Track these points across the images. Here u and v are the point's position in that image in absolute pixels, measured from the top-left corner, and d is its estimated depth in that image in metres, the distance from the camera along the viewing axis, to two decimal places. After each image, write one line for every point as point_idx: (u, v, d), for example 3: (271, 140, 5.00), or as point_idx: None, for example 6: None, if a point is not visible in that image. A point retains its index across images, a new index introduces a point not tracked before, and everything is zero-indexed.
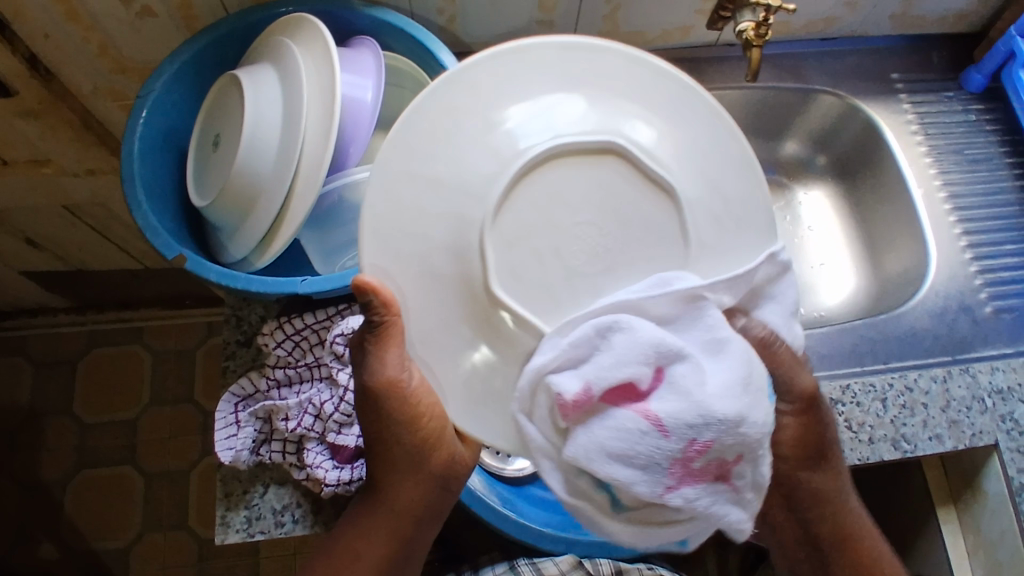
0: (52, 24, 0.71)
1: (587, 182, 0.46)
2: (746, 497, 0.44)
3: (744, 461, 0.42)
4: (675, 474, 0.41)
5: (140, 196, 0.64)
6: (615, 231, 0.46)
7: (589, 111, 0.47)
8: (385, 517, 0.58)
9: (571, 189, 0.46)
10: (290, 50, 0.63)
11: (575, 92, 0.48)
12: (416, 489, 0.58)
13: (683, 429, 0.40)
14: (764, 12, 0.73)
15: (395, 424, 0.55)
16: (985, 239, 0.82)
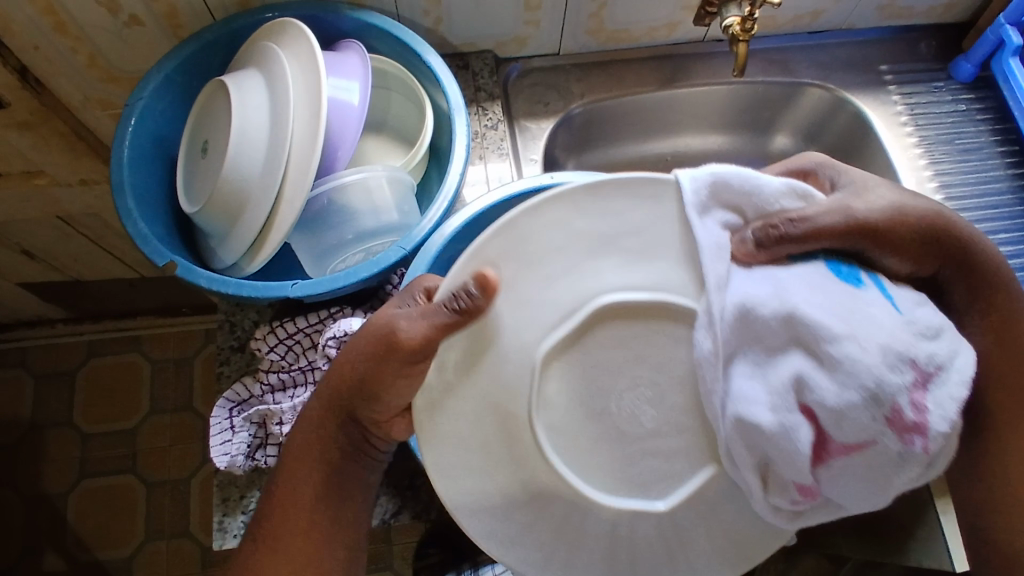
0: (41, 36, 0.71)
1: (643, 343, 0.50)
2: (950, 345, 0.44)
3: (918, 350, 0.43)
4: (911, 396, 0.42)
5: (130, 204, 0.64)
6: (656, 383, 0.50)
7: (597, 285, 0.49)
8: (304, 471, 0.57)
9: (622, 349, 0.50)
10: (276, 55, 0.63)
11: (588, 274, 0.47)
12: (320, 440, 0.57)
13: (870, 382, 0.42)
14: (750, 7, 0.73)
15: (345, 395, 0.54)
16: (978, 229, 0.82)
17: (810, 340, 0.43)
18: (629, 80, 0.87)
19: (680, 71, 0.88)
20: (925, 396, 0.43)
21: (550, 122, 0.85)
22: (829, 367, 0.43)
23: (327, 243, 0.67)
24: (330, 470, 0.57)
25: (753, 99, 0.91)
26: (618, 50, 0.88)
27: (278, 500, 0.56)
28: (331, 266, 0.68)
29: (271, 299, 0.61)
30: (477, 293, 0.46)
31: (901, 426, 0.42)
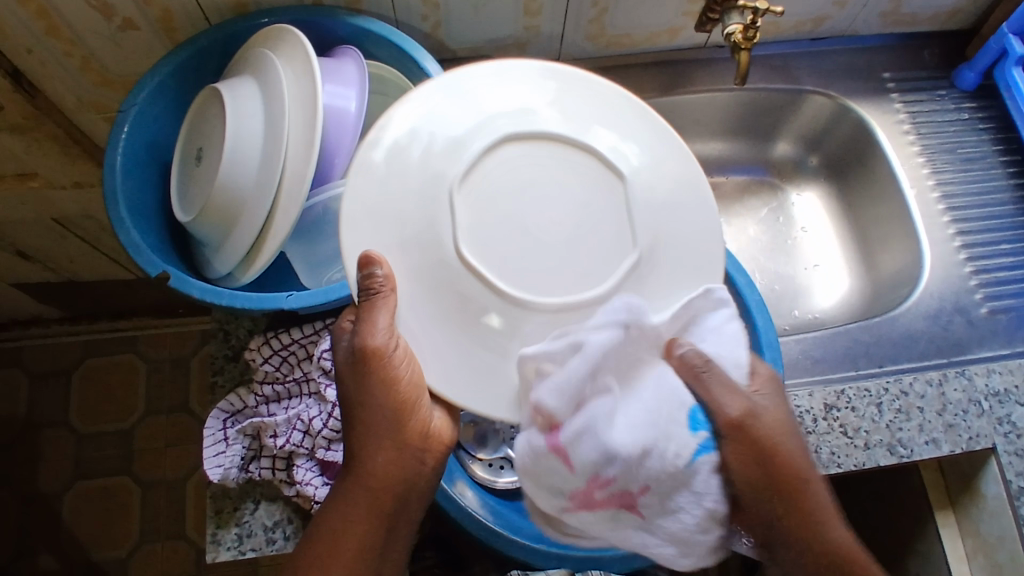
0: (34, 39, 0.70)
1: (548, 162, 0.50)
2: (656, 526, 0.47)
3: (649, 492, 0.45)
4: (579, 498, 0.46)
5: (122, 214, 0.63)
6: (575, 210, 0.49)
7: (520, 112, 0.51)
8: (363, 490, 0.53)
9: (534, 174, 0.50)
10: (271, 62, 0.62)
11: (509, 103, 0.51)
12: (390, 456, 0.54)
13: (586, 466, 0.44)
14: (753, 15, 0.72)
15: (373, 389, 0.52)
16: (980, 239, 0.81)
17: (602, 408, 0.44)
18: (629, 87, 0.86)
19: (681, 78, 0.87)
20: (612, 504, 0.46)
21: None
22: (605, 425, 0.44)
23: (323, 253, 0.66)
24: (381, 492, 0.54)
25: (754, 106, 0.90)
26: (618, 55, 0.86)
27: (321, 545, 0.53)
28: (326, 275, 0.67)
29: (265, 310, 0.60)
30: (377, 270, 0.47)
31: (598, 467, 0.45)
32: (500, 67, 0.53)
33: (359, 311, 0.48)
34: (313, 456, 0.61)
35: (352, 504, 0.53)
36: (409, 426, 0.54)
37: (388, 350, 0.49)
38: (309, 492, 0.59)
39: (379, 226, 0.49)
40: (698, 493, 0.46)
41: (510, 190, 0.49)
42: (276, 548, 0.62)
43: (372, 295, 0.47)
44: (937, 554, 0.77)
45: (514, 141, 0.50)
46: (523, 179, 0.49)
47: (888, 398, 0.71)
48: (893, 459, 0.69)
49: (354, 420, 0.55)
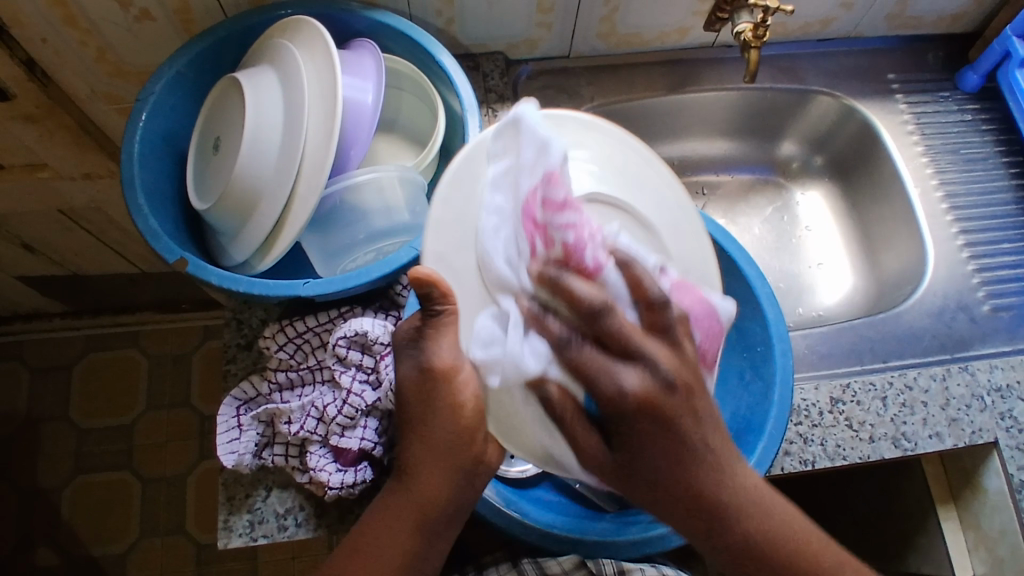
0: (50, 28, 0.71)
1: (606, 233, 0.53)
2: None
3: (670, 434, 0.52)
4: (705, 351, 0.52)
5: (141, 201, 0.63)
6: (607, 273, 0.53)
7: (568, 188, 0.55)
8: (406, 510, 0.53)
9: None
10: (290, 52, 0.63)
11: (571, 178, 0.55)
12: (440, 480, 0.53)
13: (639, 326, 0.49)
14: (763, 14, 0.74)
15: (438, 413, 0.52)
16: (983, 238, 0.83)
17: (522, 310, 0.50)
18: (638, 84, 0.88)
19: (688, 77, 0.88)
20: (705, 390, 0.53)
21: None
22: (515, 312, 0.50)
23: (340, 243, 0.67)
24: (428, 517, 0.53)
25: (759, 105, 0.92)
26: (627, 54, 0.88)
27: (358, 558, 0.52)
28: (342, 266, 0.68)
29: (283, 298, 0.61)
30: (432, 288, 0.50)
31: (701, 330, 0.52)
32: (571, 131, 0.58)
33: (429, 328, 0.52)
34: (326, 442, 0.61)
35: (398, 515, 0.52)
36: (468, 451, 0.53)
37: (459, 368, 0.52)
38: (323, 479, 0.59)
39: (458, 247, 0.54)
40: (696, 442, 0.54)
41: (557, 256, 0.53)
42: (287, 535, 0.63)
43: (440, 306, 0.51)
44: (941, 548, 0.77)
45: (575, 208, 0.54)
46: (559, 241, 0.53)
47: (892, 392, 0.72)
48: (897, 452, 0.70)
49: (410, 440, 0.54)
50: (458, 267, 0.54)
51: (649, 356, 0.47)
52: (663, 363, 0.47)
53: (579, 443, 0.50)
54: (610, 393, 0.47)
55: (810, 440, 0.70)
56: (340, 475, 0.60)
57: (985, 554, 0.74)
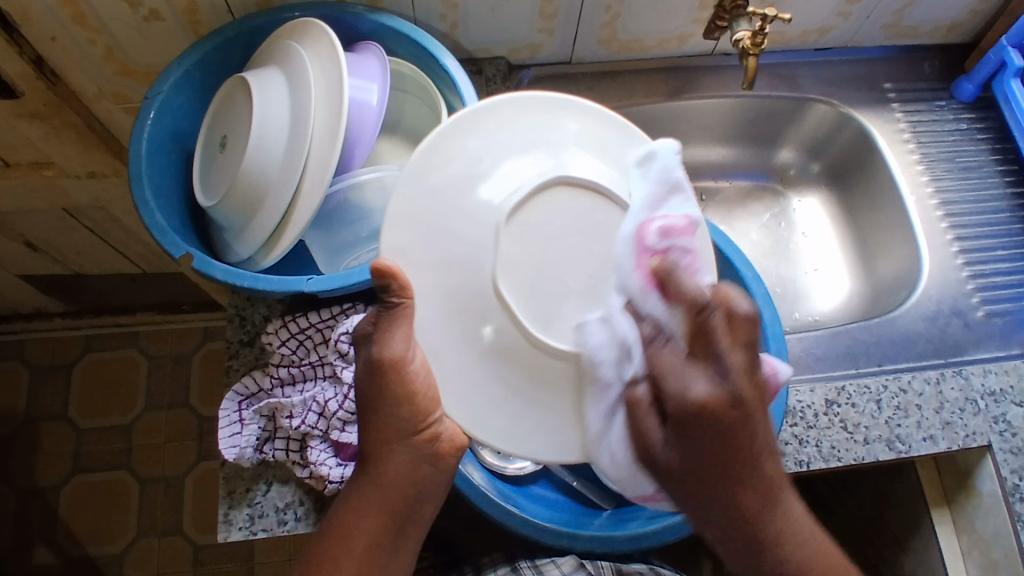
0: (59, 27, 0.72)
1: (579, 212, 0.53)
2: None
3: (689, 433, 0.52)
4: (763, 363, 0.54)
5: (148, 196, 0.64)
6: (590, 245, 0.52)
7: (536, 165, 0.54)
8: (378, 493, 0.55)
9: (563, 216, 0.52)
10: (298, 53, 0.64)
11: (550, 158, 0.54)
12: (405, 463, 0.55)
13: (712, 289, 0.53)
14: (761, 22, 0.75)
15: (393, 400, 0.54)
16: (978, 245, 0.84)
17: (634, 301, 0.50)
18: (638, 90, 0.89)
19: (688, 83, 0.90)
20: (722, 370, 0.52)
21: None
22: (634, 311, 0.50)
23: (344, 240, 0.68)
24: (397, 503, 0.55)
25: (758, 112, 0.93)
26: (628, 60, 0.89)
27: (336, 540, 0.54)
28: (345, 262, 0.69)
29: (286, 294, 0.62)
30: (391, 280, 0.50)
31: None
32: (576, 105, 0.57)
33: (383, 322, 0.52)
34: (327, 437, 0.62)
35: (369, 501, 0.54)
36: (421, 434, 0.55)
37: (409, 361, 0.52)
38: (323, 472, 0.60)
39: (418, 240, 0.52)
40: None
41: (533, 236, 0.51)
42: (287, 529, 0.63)
43: (396, 300, 0.51)
44: (935, 552, 0.78)
45: (559, 184, 0.53)
46: (566, 221, 0.52)
47: (887, 395, 0.73)
48: (891, 454, 0.71)
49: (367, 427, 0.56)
50: (421, 261, 0.52)
51: (725, 361, 0.48)
52: (734, 372, 0.48)
53: (647, 437, 0.51)
54: (674, 375, 0.49)
55: (805, 441, 0.71)
56: (340, 469, 0.61)
57: (978, 556, 0.74)
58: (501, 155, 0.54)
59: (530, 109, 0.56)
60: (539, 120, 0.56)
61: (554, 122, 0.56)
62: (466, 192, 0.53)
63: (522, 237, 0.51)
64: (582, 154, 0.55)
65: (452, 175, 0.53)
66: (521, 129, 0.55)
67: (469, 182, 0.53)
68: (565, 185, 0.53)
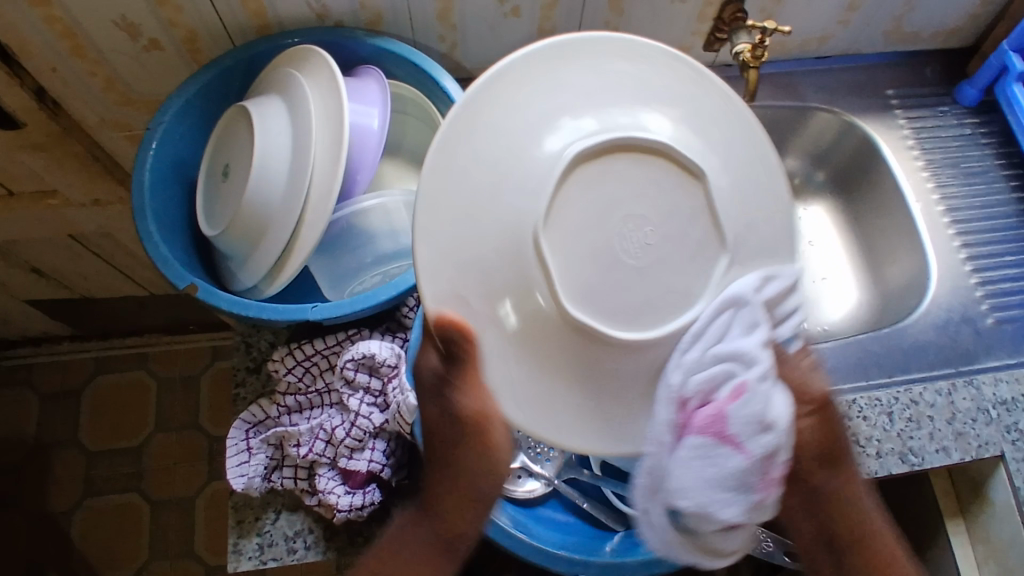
0: (60, 59, 0.72)
1: (617, 211, 0.44)
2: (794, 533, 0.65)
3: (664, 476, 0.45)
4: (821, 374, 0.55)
5: (151, 228, 0.65)
6: (644, 265, 0.43)
7: (583, 127, 0.45)
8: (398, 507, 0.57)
9: (611, 223, 0.44)
10: (297, 81, 0.64)
11: (581, 115, 0.45)
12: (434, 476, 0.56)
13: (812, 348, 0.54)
14: (760, 35, 0.74)
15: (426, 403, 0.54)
16: (985, 252, 0.83)
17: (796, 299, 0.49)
18: None
19: None
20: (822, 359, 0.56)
21: None
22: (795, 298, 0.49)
23: (348, 266, 0.68)
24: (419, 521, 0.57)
25: (762, 123, 0.93)
26: None
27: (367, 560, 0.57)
28: (350, 289, 0.69)
29: (291, 322, 0.61)
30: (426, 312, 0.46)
31: (769, 479, 0.45)
32: (630, 68, 0.48)
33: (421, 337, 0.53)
34: (335, 465, 0.62)
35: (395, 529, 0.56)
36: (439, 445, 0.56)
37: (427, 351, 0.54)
38: (332, 501, 0.60)
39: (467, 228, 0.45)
40: (688, 475, 0.43)
41: (587, 271, 0.43)
42: (297, 557, 0.63)
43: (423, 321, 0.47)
44: (951, 563, 0.77)
45: (585, 158, 0.44)
46: (626, 188, 0.44)
47: (899, 407, 0.73)
48: (905, 467, 0.70)
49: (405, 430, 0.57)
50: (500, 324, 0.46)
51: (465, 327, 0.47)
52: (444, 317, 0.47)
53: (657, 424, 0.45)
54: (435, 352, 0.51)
55: None
56: (349, 497, 0.60)
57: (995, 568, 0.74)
58: (531, 124, 0.45)
59: (545, 71, 0.47)
60: (568, 78, 0.47)
61: (614, 75, 0.47)
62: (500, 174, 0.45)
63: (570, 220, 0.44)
64: (636, 108, 0.46)
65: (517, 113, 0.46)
66: (533, 85, 0.47)
67: (499, 172, 0.45)
68: (613, 151, 0.44)
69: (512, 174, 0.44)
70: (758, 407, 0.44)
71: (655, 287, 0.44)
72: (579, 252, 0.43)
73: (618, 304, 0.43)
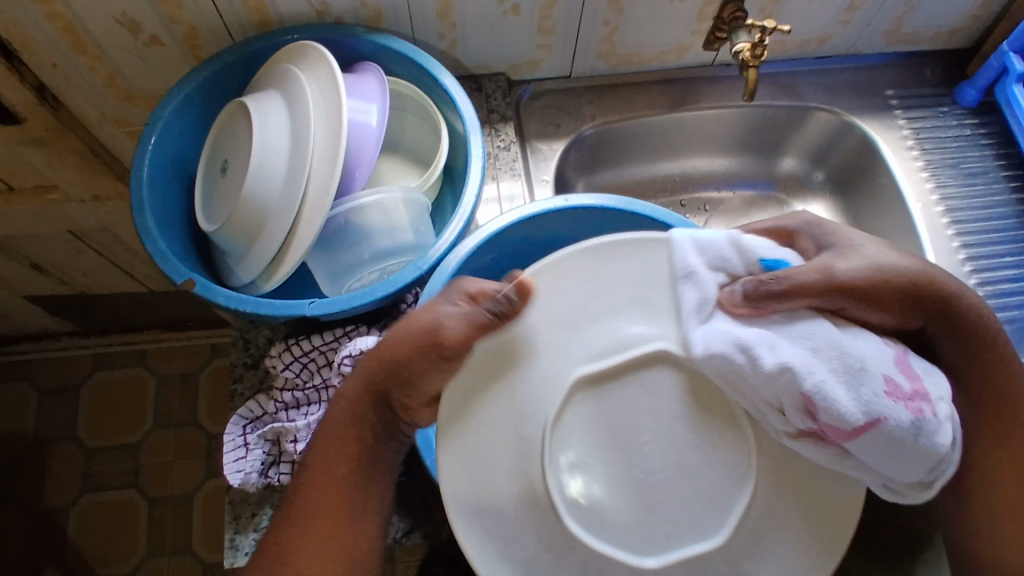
0: (61, 55, 0.72)
1: (639, 429, 0.49)
2: None
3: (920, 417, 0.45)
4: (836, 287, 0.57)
5: (150, 223, 0.65)
6: (658, 482, 0.48)
7: (603, 352, 0.49)
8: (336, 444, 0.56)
9: (634, 439, 0.48)
10: (296, 77, 0.64)
11: (594, 341, 0.50)
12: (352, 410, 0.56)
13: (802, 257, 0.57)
14: (759, 33, 0.75)
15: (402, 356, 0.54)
16: (984, 252, 0.83)
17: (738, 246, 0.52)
18: (638, 101, 0.89)
19: (691, 93, 0.89)
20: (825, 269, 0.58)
21: (562, 143, 0.86)
22: (736, 249, 0.52)
23: (346, 262, 0.67)
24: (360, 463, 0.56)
25: (761, 122, 0.92)
26: (629, 73, 0.89)
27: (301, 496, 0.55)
28: (347, 286, 0.68)
29: (288, 318, 0.61)
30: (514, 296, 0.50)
31: (905, 397, 0.45)
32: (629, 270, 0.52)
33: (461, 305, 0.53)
34: None
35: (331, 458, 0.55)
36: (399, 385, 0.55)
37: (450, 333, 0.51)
38: None
39: (488, 446, 0.48)
40: (872, 450, 0.45)
41: (613, 489, 0.47)
42: None
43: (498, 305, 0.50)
44: None
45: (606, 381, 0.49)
46: (645, 410, 0.49)
47: None
48: None
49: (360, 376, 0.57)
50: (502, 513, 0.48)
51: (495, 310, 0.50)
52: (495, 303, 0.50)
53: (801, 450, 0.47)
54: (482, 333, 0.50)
55: None
56: None
57: None
58: (556, 363, 0.49)
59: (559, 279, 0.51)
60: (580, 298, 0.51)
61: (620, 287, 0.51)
62: (528, 403, 0.48)
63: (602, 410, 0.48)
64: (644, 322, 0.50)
65: (581, 292, 0.51)
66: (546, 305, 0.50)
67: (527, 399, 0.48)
68: (625, 372, 0.49)
69: (536, 384, 0.49)
70: (829, 359, 0.45)
71: (670, 495, 0.47)
72: (612, 478, 0.48)
73: (638, 512, 0.47)
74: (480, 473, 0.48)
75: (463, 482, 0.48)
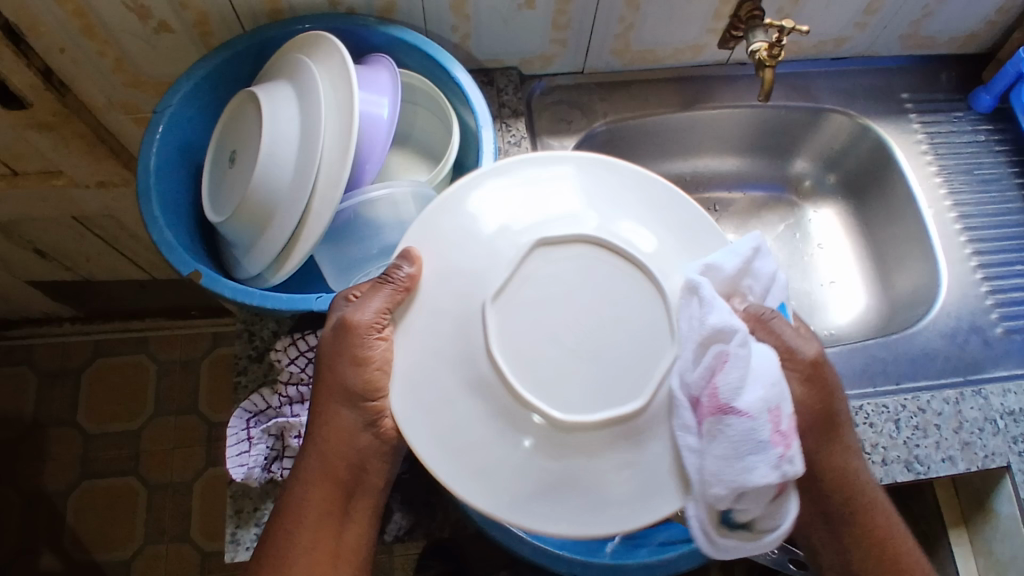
0: (68, 39, 0.71)
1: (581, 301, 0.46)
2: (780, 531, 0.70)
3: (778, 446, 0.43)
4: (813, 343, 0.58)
5: (156, 212, 0.64)
6: (600, 355, 0.44)
7: (536, 226, 0.48)
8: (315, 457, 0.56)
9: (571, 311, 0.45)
10: (308, 68, 0.63)
11: (531, 220, 0.48)
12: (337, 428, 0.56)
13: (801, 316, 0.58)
14: (778, 34, 0.73)
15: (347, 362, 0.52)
16: (996, 260, 0.82)
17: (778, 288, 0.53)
18: (650, 100, 0.88)
19: (704, 93, 0.88)
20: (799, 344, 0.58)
21: (573, 140, 0.85)
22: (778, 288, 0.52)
23: (353, 256, 0.67)
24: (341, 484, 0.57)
25: (773, 123, 0.92)
26: (641, 72, 0.88)
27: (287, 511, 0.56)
28: (352, 280, 0.68)
29: (294, 312, 0.61)
30: (407, 266, 0.48)
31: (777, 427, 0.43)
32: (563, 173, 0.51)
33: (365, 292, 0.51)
34: None
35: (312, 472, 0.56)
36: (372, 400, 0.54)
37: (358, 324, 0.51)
38: None
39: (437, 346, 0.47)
40: (724, 447, 0.42)
41: (548, 353, 0.44)
42: None
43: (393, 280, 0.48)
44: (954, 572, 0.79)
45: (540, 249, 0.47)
46: (587, 284, 0.46)
47: (905, 415, 0.72)
48: (910, 476, 0.69)
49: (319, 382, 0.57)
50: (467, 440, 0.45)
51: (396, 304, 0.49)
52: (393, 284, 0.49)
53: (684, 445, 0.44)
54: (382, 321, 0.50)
55: None
56: None
57: None
58: (487, 239, 0.48)
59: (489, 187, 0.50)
60: (517, 198, 0.49)
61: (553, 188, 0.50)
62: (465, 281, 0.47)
63: (513, 310, 0.45)
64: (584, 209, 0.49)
65: (455, 222, 0.49)
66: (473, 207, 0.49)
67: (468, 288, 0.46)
68: (559, 246, 0.47)
69: (473, 264, 0.47)
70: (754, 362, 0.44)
71: (616, 369, 0.44)
72: (549, 349, 0.44)
73: (579, 387, 0.44)
74: (426, 388, 0.46)
75: (413, 402, 0.47)
